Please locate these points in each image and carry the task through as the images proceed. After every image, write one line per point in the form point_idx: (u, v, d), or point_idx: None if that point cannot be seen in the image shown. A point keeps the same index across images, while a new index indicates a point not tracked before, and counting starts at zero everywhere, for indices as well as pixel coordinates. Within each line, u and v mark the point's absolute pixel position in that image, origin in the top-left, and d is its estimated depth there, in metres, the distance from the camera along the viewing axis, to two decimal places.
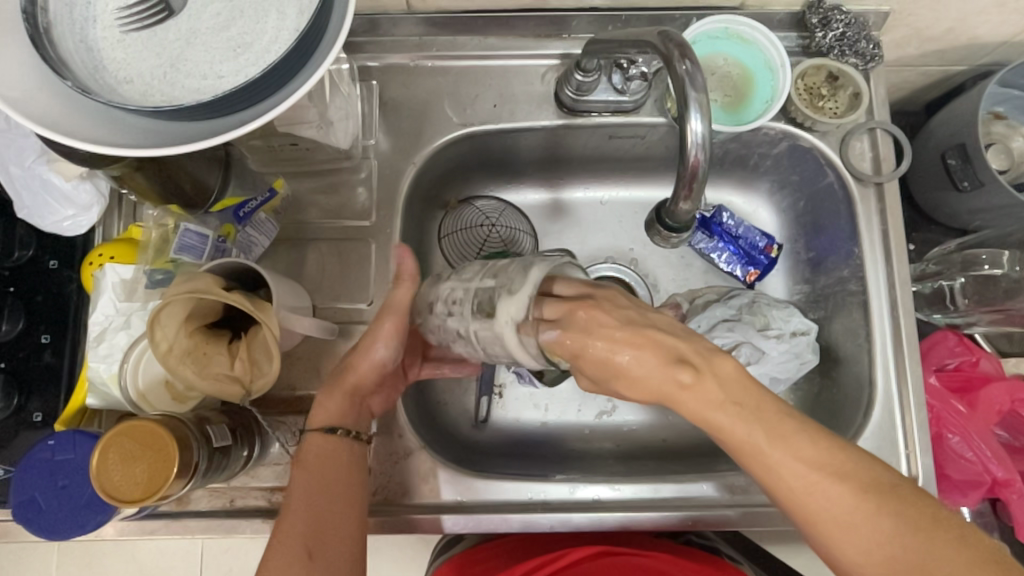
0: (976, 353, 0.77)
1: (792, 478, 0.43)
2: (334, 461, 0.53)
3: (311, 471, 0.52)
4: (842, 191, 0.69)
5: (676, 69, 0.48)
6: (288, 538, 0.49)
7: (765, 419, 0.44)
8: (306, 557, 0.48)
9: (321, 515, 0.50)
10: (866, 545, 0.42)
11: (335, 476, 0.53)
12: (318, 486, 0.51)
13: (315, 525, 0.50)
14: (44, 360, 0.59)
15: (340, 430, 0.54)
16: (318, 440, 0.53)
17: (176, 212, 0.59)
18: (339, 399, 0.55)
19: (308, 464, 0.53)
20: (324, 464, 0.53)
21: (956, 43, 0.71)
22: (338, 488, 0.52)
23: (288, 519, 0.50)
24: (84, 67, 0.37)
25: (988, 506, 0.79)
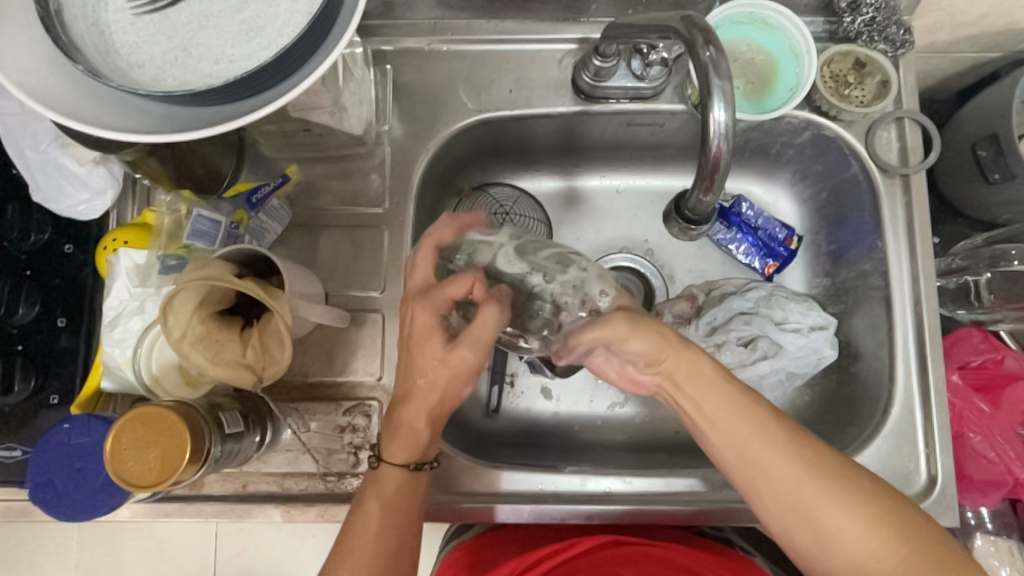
0: (1002, 351, 0.75)
1: (769, 460, 0.46)
2: (408, 493, 0.53)
3: (388, 504, 0.52)
4: (866, 183, 0.67)
5: (699, 56, 0.47)
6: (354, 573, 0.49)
7: (753, 410, 0.48)
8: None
9: (389, 554, 0.51)
10: (840, 529, 0.45)
11: (406, 514, 0.52)
12: (391, 526, 0.51)
13: (385, 562, 0.50)
14: (60, 342, 0.59)
15: (414, 464, 0.53)
16: (396, 474, 0.52)
17: (189, 198, 0.57)
18: (421, 433, 0.53)
19: (384, 497, 0.52)
20: (399, 501, 0.52)
21: (990, 28, 0.69)
22: (410, 526, 0.52)
23: (357, 554, 0.50)
24: (95, 51, 0.36)
25: (1008, 506, 0.77)
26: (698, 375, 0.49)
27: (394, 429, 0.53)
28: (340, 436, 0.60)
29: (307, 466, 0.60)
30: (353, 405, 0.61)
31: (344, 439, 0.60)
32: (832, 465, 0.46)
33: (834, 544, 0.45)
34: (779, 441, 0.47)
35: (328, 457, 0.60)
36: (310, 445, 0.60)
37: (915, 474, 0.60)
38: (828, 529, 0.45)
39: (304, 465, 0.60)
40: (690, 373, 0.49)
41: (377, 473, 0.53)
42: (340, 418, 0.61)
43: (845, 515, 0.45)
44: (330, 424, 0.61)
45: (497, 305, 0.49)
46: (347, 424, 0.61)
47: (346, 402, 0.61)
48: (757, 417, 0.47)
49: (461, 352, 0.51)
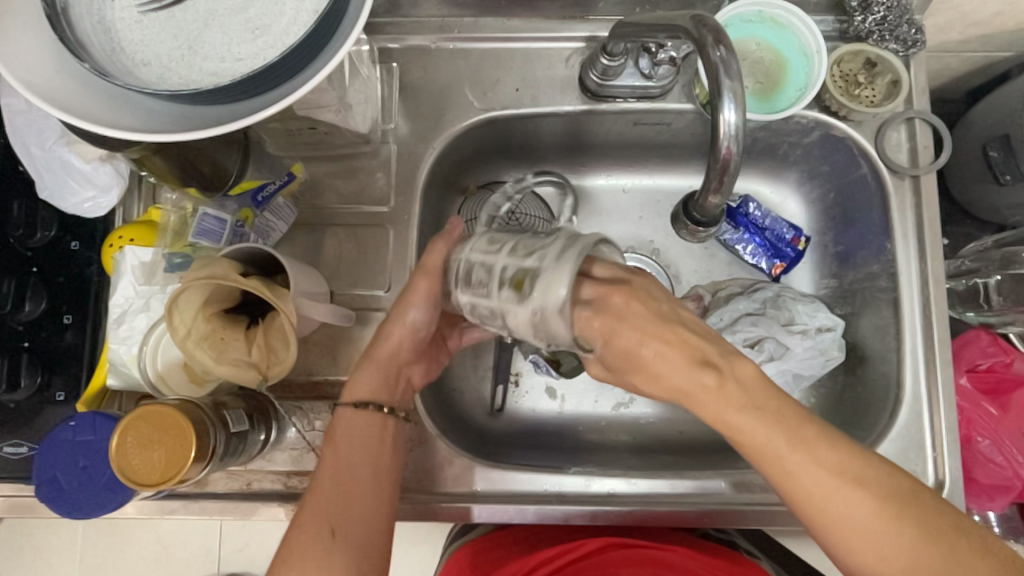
0: (1010, 354, 0.74)
1: (805, 477, 0.42)
2: (370, 437, 0.51)
3: (340, 446, 0.50)
4: (875, 184, 0.66)
5: (709, 56, 0.46)
6: (313, 518, 0.47)
7: (786, 424, 0.42)
8: (330, 536, 0.46)
9: (350, 498, 0.48)
10: (883, 546, 0.41)
11: (365, 452, 0.51)
12: (344, 467, 0.49)
13: (344, 504, 0.48)
14: (65, 339, 0.59)
15: (373, 406, 0.52)
16: (347, 415, 0.51)
17: (195, 196, 0.58)
18: (372, 373, 0.53)
19: (337, 440, 0.51)
20: (354, 442, 0.51)
21: (1003, 28, 0.68)
22: (367, 468, 0.50)
23: (313, 492, 0.48)
24: (102, 49, 0.36)
25: (1015, 510, 0.77)
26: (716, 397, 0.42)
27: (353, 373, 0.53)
28: None
29: (312, 464, 0.60)
30: None
31: None
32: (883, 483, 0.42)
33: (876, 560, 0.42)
34: (818, 454, 0.42)
35: None
36: (314, 443, 0.60)
37: (922, 478, 0.60)
38: (870, 548, 0.42)
39: (308, 463, 0.60)
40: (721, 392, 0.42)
41: (332, 420, 0.52)
42: None
43: (892, 532, 0.41)
44: None
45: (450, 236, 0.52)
46: None
47: None
48: (790, 431, 0.42)
49: (435, 288, 0.52)
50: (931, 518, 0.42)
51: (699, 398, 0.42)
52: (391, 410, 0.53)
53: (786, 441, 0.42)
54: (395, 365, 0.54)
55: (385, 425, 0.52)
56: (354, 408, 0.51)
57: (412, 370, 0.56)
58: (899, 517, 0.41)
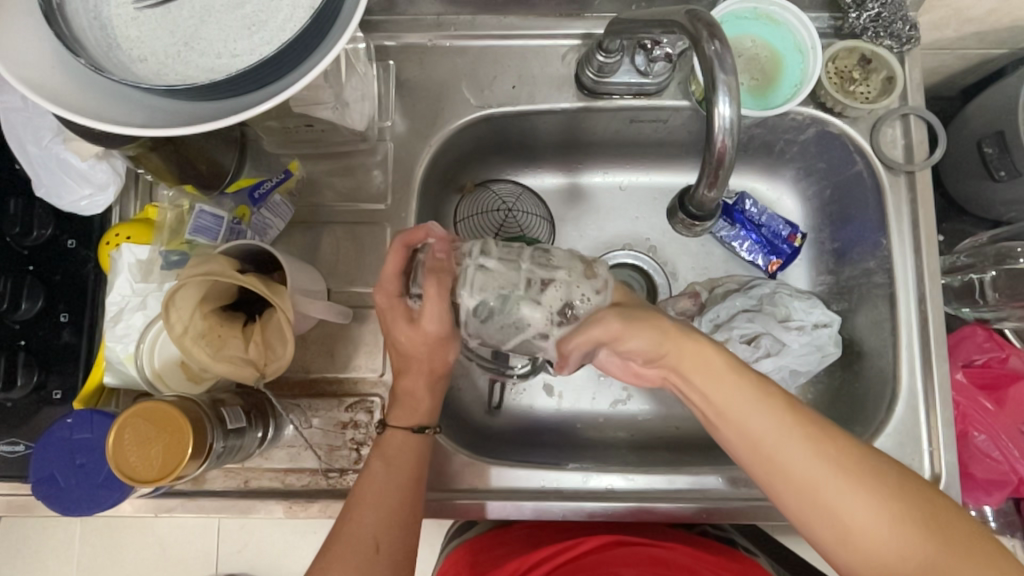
0: (1006, 350, 0.75)
1: (790, 457, 0.44)
2: (414, 457, 0.54)
3: (389, 464, 0.52)
4: (871, 180, 0.66)
5: (704, 51, 0.46)
6: (357, 535, 0.48)
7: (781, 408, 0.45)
8: (373, 551, 0.48)
9: (393, 518, 0.50)
10: (873, 532, 0.42)
11: (407, 476, 0.52)
12: (391, 487, 0.51)
13: (387, 524, 0.49)
14: (62, 338, 0.59)
15: (417, 429, 0.55)
16: (398, 436, 0.54)
17: (191, 193, 0.59)
18: (425, 399, 0.56)
19: (387, 457, 0.53)
20: (401, 460, 0.53)
21: (998, 25, 0.68)
22: (410, 489, 0.52)
23: (358, 509, 0.50)
24: (98, 45, 0.36)
25: (1011, 505, 0.77)
26: (707, 367, 0.47)
27: (401, 396, 0.56)
28: (341, 432, 0.60)
29: (309, 462, 0.60)
30: (355, 401, 0.61)
31: (347, 435, 0.60)
32: (872, 472, 0.43)
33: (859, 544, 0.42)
34: (803, 437, 0.44)
35: (330, 454, 0.60)
36: (312, 440, 0.60)
37: (918, 473, 0.60)
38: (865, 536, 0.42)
39: (306, 461, 0.60)
40: (696, 363, 0.47)
41: (381, 438, 0.55)
42: (342, 414, 0.61)
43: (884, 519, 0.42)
44: (332, 420, 0.60)
45: (437, 275, 0.52)
46: (349, 420, 0.61)
47: (347, 399, 0.61)
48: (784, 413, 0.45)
49: (443, 329, 0.54)
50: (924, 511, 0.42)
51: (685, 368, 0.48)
52: (435, 429, 0.56)
53: (769, 416, 0.44)
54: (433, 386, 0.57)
55: (430, 444, 0.55)
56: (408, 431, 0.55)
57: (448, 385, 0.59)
58: (891, 505, 0.42)
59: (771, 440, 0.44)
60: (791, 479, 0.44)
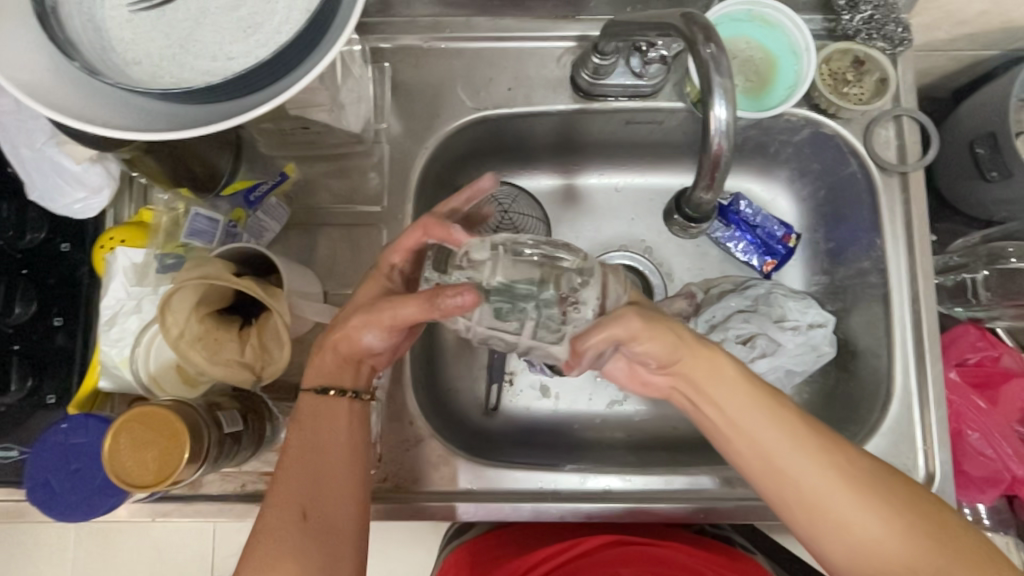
0: (998, 349, 0.75)
1: (798, 465, 0.44)
2: (334, 419, 0.51)
3: (305, 428, 0.50)
4: (864, 180, 0.67)
5: (700, 54, 0.47)
6: (283, 502, 0.47)
7: (784, 418, 0.45)
8: (301, 519, 0.47)
9: (321, 480, 0.48)
10: (871, 533, 0.44)
11: (334, 441, 0.50)
12: (312, 449, 0.49)
13: (314, 489, 0.48)
14: (57, 341, 0.59)
15: (335, 391, 0.51)
16: (310, 400, 0.50)
17: (186, 196, 0.58)
18: (332, 363, 0.51)
19: (304, 423, 0.50)
20: (321, 422, 0.50)
21: (988, 26, 0.69)
22: (336, 450, 0.50)
23: (284, 479, 0.48)
24: (92, 48, 0.36)
25: (1005, 503, 0.78)
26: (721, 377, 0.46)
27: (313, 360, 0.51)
28: None
29: None
30: None
31: None
32: (868, 473, 0.44)
33: (856, 544, 0.44)
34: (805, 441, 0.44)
35: None
36: None
37: (913, 472, 0.60)
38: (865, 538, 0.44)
39: None
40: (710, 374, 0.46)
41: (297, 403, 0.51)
42: None
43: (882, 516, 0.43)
44: None
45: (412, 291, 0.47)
46: None
47: None
48: (789, 424, 0.45)
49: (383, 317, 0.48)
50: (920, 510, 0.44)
51: (698, 383, 0.46)
52: (353, 395, 0.51)
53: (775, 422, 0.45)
54: (353, 356, 0.51)
55: (352, 408, 0.51)
56: (317, 395, 0.50)
57: (374, 360, 0.53)
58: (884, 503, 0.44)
59: (781, 453, 0.44)
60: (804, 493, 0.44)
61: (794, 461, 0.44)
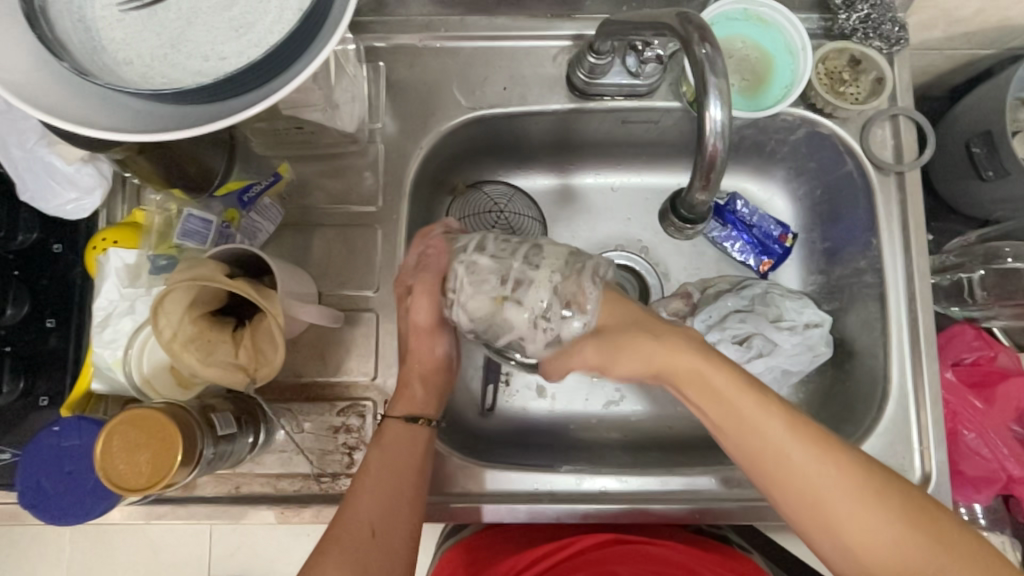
0: (994, 348, 0.75)
1: (790, 462, 0.45)
2: (410, 446, 0.55)
3: (384, 451, 0.53)
4: (861, 180, 0.67)
5: (695, 53, 0.46)
6: (353, 519, 0.49)
7: (783, 421, 0.46)
8: (370, 536, 0.49)
9: (391, 504, 0.51)
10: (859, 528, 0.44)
11: (405, 466, 0.53)
12: (389, 473, 0.52)
13: (383, 510, 0.50)
14: (49, 343, 0.58)
15: (423, 420, 0.56)
16: (395, 426, 0.55)
17: (179, 197, 0.58)
18: (417, 388, 0.58)
19: (382, 445, 0.54)
20: (398, 448, 0.54)
21: (985, 25, 0.69)
22: (409, 478, 0.53)
23: (355, 496, 0.51)
24: (82, 48, 0.36)
25: (1001, 502, 0.78)
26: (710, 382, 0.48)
27: (398, 389, 0.57)
28: (334, 437, 0.60)
29: (301, 467, 0.59)
30: (347, 405, 0.61)
31: (339, 439, 0.60)
32: (862, 471, 0.45)
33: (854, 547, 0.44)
34: (804, 439, 0.45)
35: (323, 458, 0.59)
36: (304, 445, 0.60)
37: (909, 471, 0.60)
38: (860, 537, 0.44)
39: (298, 465, 0.59)
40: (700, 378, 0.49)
41: (379, 428, 0.56)
42: (333, 418, 0.60)
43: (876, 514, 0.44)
44: (323, 425, 0.60)
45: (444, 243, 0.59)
46: (342, 424, 0.60)
47: (339, 403, 0.61)
48: (786, 427, 0.46)
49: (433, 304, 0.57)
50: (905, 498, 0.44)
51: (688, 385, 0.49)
52: (436, 423, 0.57)
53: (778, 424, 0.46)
54: (426, 378, 0.59)
55: (425, 434, 0.56)
56: (403, 420, 0.55)
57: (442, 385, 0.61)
58: (892, 513, 0.44)
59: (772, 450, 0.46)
60: (800, 491, 0.45)
61: (785, 459, 0.45)
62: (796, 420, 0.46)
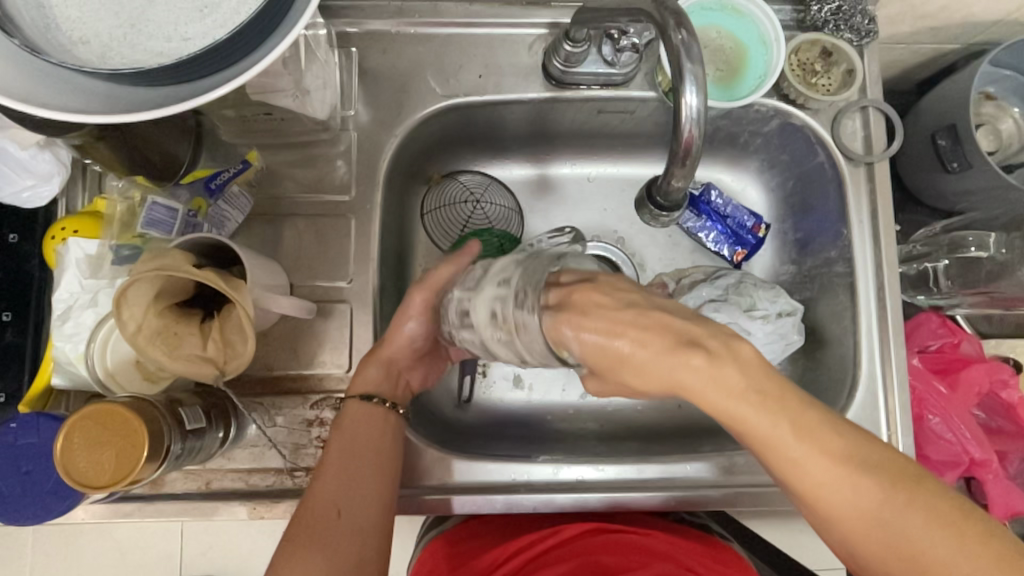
0: (958, 335, 0.78)
1: (809, 468, 0.40)
2: (370, 426, 0.54)
3: (345, 436, 0.53)
4: (832, 171, 0.67)
5: (671, 40, 0.46)
6: (317, 502, 0.49)
7: (788, 413, 0.41)
8: (336, 516, 0.48)
9: (355, 483, 0.50)
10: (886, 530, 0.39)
11: (369, 442, 0.53)
12: (350, 453, 0.52)
13: (348, 488, 0.50)
14: (5, 337, 0.56)
15: (375, 399, 0.55)
16: (355, 405, 0.55)
17: (143, 183, 0.56)
18: (375, 369, 0.56)
19: (344, 428, 0.54)
20: (360, 428, 0.54)
21: (950, 21, 0.70)
22: (370, 456, 0.52)
23: (319, 480, 0.50)
24: (35, 26, 0.34)
25: (963, 485, 0.81)
26: (721, 381, 0.41)
27: (358, 368, 0.57)
28: (308, 430, 0.59)
29: (274, 461, 0.58)
30: (321, 398, 0.60)
31: (313, 433, 0.59)
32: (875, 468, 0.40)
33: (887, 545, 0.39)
34: (811, 441, 0.40)
35: (296, 452, 0.58)
36: (277, 440, 0.58)
37: None
38: (876, 535, 0.40)
39: (270, 460, 0.58)
40: (705, 379, 0.41)
41: (340, 409, 0.55)
42: (307, 412, 0.59)
43: (907, 517, 0.39)
44: (296, 419, 0.59)
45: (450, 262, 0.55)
46: (315, 418, 0.59)
47: (312, 396, 0.60)
48: (791, 418, 0.41)
49: (429, 302, 0.56)
50: (941, 508, 0.39)
51: (682, 380, 0.42)
52: (393, 403, 0.56)
53: (791, 433, 0.40)
54: (395, 367, 0.58)
55: (386, 417, 0.55)
56: (360, 399, 0.55)
57: (410, 377, 0.60)
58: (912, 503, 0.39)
59: (785, 451, 0.41)
60: (806, 484, 0.41)
61: (799, 458, 0.41)
62: (805, 416, 0.41)
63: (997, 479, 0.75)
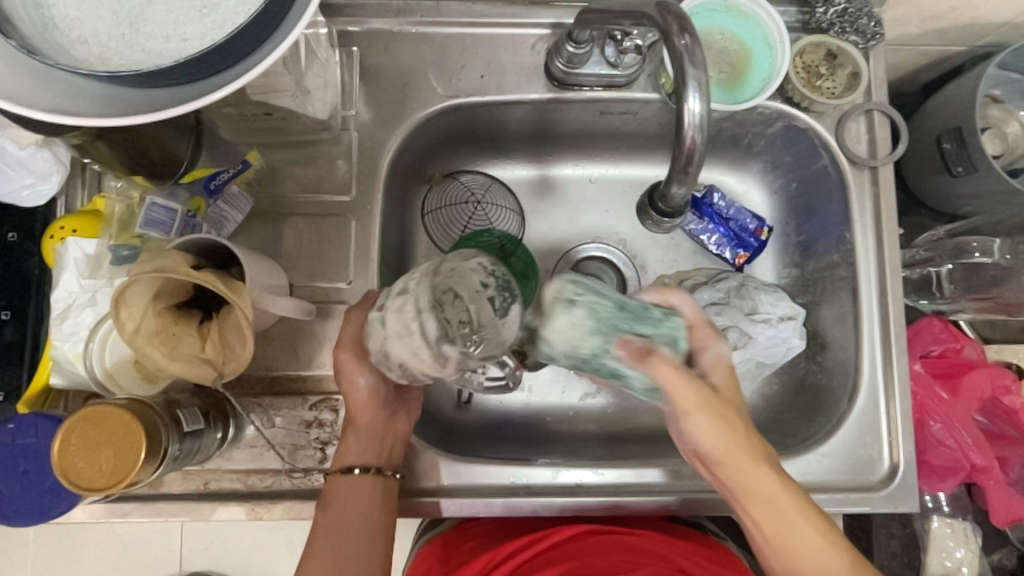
0: (961, 341, 0.77)
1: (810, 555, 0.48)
2: (362, 499, 0.54)
3: (334, 509, 0.53)
4: (835, 174, 0.67)
5: (674, 44, 0.46)
6: None
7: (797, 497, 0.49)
8: None
9: (344, 557, 0.52)
10: None
11: (360, 514, 0.53)
12: (338, 528, 0.52)
13: (339, 562, 0.51)
14: (4, 336, 0.56)
15: (358, 468, 0.54)
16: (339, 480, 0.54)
17: (142, 184, 0.56)
18: (352, 439, 0.55)
19: (333, 501, 0.54)
20: (348, 502, 0.53)
21: (956, 23, 0.70)
22: (358, 535, 0.53)
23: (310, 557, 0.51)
24: (32, 26, 0.34)
25: (964, 490, 0.81)
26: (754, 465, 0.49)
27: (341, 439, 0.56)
28: (306, 431, 0.59)
29: (273, 462, 0.58)
30: (319, 400, 0.59)
31: (311, 434, 0.59)
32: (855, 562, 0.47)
33: None
34: (816, 527, 0.48)
35: (295, 453, 0.58)
36: (276, 441, 0.58)
37: (877, 462, 0.62)
38: None
39: (268, 461, 0.58)
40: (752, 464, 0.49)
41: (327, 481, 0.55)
42: (306, 413, 0.59)
43: None
44: (295, 420, 0.59)
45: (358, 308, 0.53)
46: (314, 419, 0.59)
47: (311, 397, 0.59)
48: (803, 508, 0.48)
49: (357, 350, 0.53)
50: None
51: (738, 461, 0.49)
52: (376, 468, 0.55)
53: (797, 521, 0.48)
54: (374, 431, 0.55)
55: (376, 484, 0.54)
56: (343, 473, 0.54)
57: (397, 427, 0.57)
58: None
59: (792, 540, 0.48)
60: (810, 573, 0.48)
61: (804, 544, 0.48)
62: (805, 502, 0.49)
63: (998, 485, 0.75)
